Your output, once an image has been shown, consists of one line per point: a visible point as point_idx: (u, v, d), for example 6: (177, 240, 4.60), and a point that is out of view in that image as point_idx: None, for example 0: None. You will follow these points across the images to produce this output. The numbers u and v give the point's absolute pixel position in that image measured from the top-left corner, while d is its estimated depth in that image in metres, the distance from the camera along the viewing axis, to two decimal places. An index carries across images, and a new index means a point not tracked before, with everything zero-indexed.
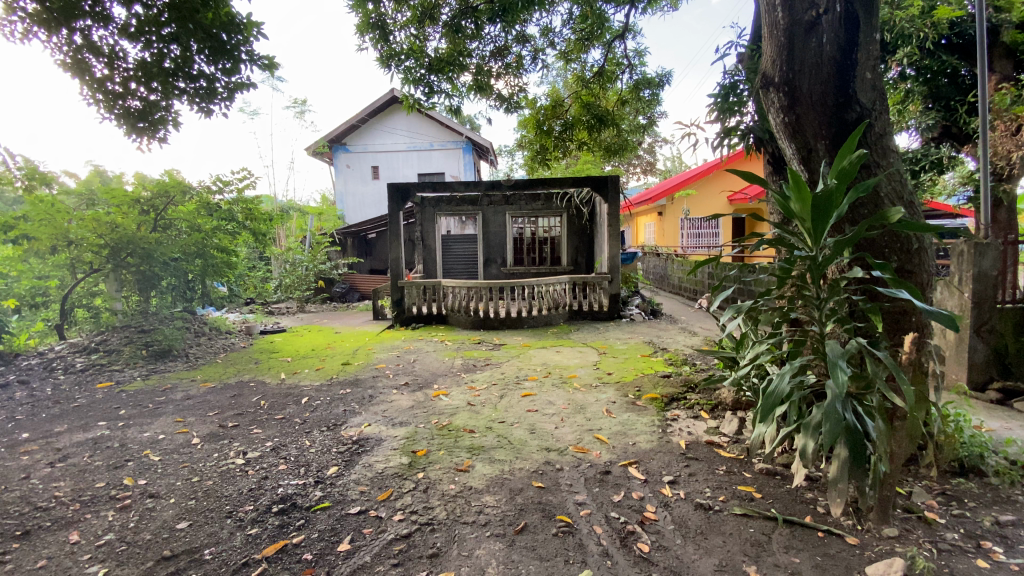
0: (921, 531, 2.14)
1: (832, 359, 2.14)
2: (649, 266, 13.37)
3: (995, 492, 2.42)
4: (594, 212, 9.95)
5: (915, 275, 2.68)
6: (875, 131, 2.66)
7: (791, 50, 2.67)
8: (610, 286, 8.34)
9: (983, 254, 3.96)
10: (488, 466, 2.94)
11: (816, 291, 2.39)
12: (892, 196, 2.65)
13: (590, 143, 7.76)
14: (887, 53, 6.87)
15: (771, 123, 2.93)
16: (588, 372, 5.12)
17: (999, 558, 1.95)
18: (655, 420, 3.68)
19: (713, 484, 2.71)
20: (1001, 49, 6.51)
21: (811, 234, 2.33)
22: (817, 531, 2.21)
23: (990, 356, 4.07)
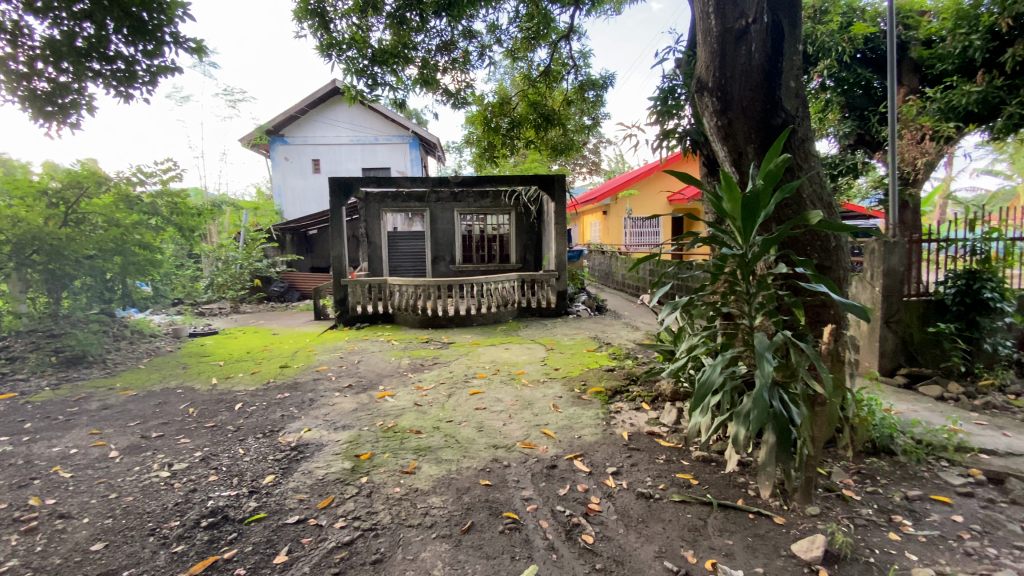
0: (840, 508, 2.32)
1: (760, 350, 2.28)
2: (595, 263, 13.68)
3: (903, 469, 2.65)
4: (542, 210, 10.06)
5: (833, 271, 2.90)
6: (798, 136, 2.84)
7: (722, 57, 2.77)
8: (558, 282, 8.50)
9: (892, 251, 4.34)
10: (435, 467, 2.90)
11: (746, 286, 2.54)
12: (813, 197, 2.85)
13: (537, 142, 7.83)
14: (810, 65, 7.40)
15: (705, 127, 3.06)
16: (535, 368, 5.17)
17: (908, 531, 2.14)
18: (599, 413, 3.77)
19: (654, 472, 2.81)
20: (906, 65, 7.16)
21: (740, 232, 2.46)
22: (748, 513, 2.35)
23: (898, 345, 4.46)
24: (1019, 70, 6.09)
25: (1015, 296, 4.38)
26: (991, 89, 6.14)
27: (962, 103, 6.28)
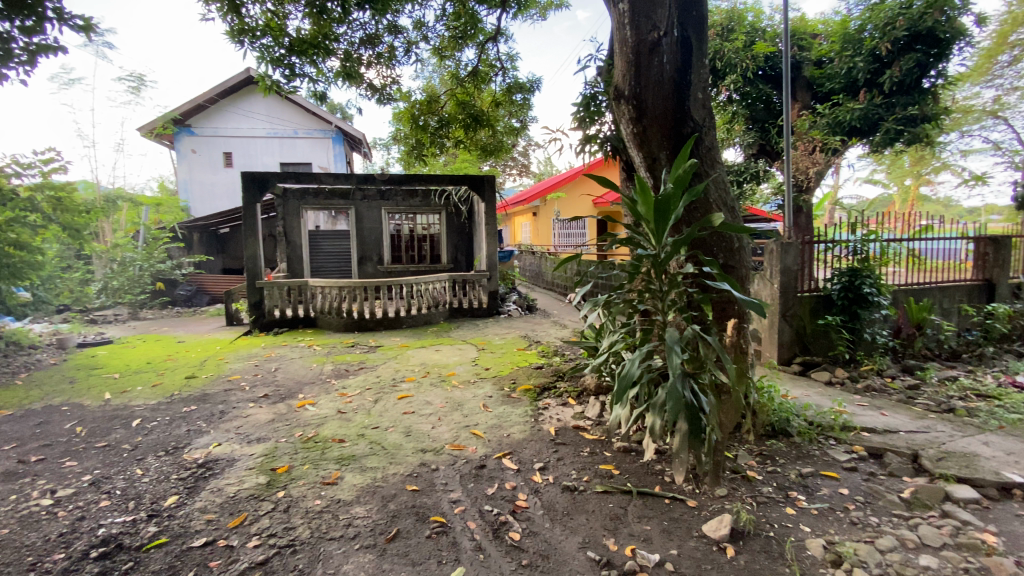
0: (744, 488, 2.52)
1: (671, 344, 2.43)
2: (525, 263, 13.88)
3: (798, 449, 2.93)
4: (473, 211, 10.06)
5: (736, 270, 3.15)
6: (705, 144, 3.05)
7: (637, 67, 2.91)
8: (489, 283, 8.55)
9: (787, 251, 4.80)
10: (359, 476, 2.80)
11: (660, 285, 2.70)
12: (719, 202, 3.08)
13: (466, 142, 7.81)
14: (718, 79, 7.98)
15: (622, 133, 3.21)
16: (466, 369, 5.14)
17: (802, 505, 2.36)
18: (528, 411, 3.82)
19: (578, 466, 2.90)
20: (800, 83, 7.93)
21: (654, 233, 2.61)
22: (664, 498, 2.49)
23: (794, 336, 4.93)
24: (893, 91, 6.92)
25: (888, 291, 4.97)
26: (869, 107, 6.94)
27: (847, 118, 7.06)
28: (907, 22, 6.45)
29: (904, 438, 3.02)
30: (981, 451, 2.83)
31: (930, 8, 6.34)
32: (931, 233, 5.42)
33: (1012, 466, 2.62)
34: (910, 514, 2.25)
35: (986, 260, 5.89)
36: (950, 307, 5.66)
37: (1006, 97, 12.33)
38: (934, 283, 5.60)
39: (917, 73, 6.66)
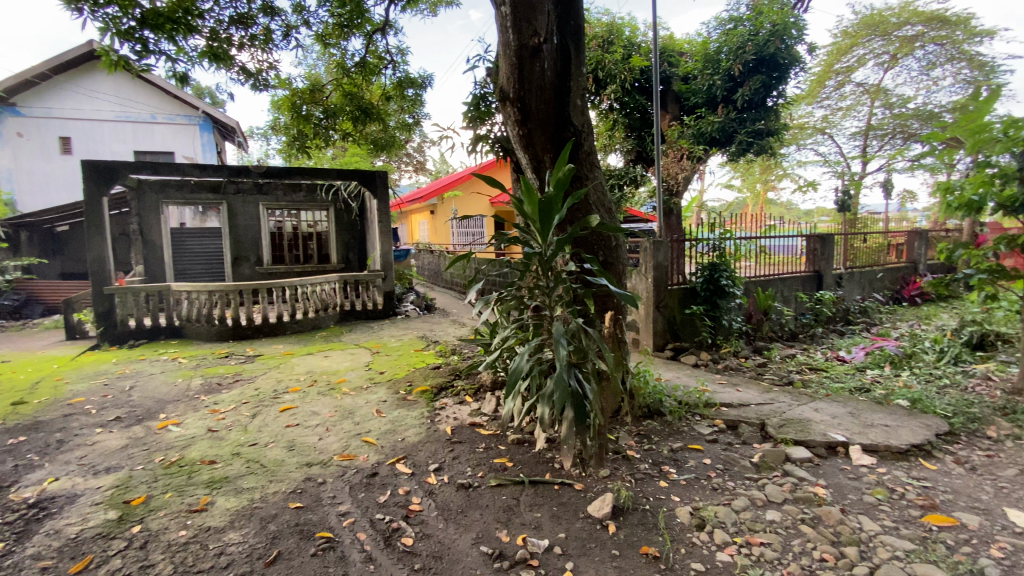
0: (625, 467, 2.73)
1: (557, 336, 2.56)
2: (423, 262, 13.64)
3: (670, 426, 3.25)
4: (364, 207, 9.64)
5: (615, 266, 3.40)
6: (584, 149, 3.24)
7: (521, 71, 3.00)
8: (383, 283, 8.28)
9: (658, 248, 5.30)
10: (234, 499, 2.56)
11: (546, 281, 2.83)
12: (597, 204, 3.30)
13: (356, 135, 7.47)
14: (600, 88, 8.54)
15: (509, 134, 3.32)
16: (358, 374, 4.93)
17: (673, 477, 2.62)
18: (424, 412, 3.77)
19: (473, 462, 2.93)
20: (670, 96, 8.72)
21: (539, 233, 2.71)
22: (554, 484, 2.61)
23: (666, 324, 5.45)
24: (744, 107, 7.87)
25: (741, 283, 5.68)
26: (726, 121, 7.86)
27: (708, 130, 7.92)
28: (754, 48, 7.42)
29: (755, 410, 3.47)
30: (812, 416, 3.35)
31: (771, 37, 7.34)
32: (775, 232, 6.29)
33: (834, 427, 3.12)
34: (759, 476, 2.59)
35: (816, 254, 6.97)
36: (789, 295, 6.61)
37: (830, 117, 14.69)
38: (777, 275, 6.50)
39: (762, 93, 7.65)
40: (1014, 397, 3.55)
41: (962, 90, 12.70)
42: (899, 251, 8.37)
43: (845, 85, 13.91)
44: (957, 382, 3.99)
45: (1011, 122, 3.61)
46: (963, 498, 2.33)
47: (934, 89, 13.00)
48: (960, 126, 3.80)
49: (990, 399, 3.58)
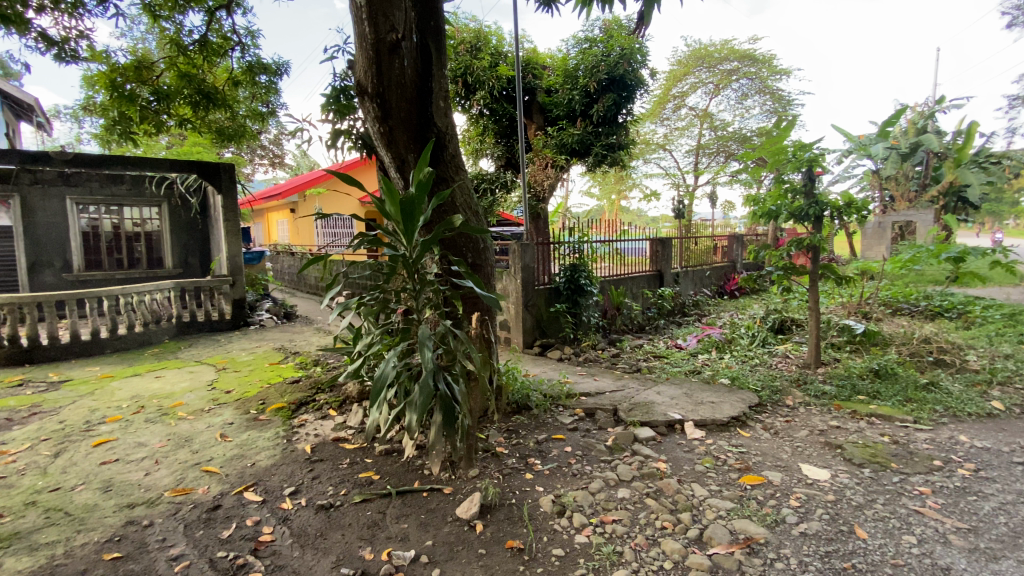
0: (493, 465, 2.77)
1: (422, 339, 2.51)
2: (282, 266, 12.49)
3: (536, 419, 3.38)
4: (206, 204, 8.46)
5: (484, 268, 3.45)
6: (449, 151, 3.25)
7: (378, 66, 2.90)
8: (232, 290, 7.39)
9: (525, 250, 5.52)
10: (22, 560, 2.05)
11: (412, 285, 2.74)
12: (464, 206, 3.34)
13: (196, 122, 6.57)
14: (470, 93, 8.69)
15: (370, 131, 3.20)
16: (199, 395, 4.32)
17: (538, 468, 2.72)
18: (279, 432, 3.43)
19: (336, 480, 2.73)
20: (536, 106, 9.18)
21: (403, 235, 2.63)
22: (422, 492, 2.54)
23: (534, 323, 5.70)
24: (600, 122, 8.55)
25: (597, 282, 6.17)
26: (584, 134, 8.47)
27: (569, 141, 8.45)
28: (607, 68, 8.09)
29: (609, 397, 3.79)
30: (656, 398, 3.75)
31: (621, 60, 8.08)
32: (627, 236, 6.99)
33: (673, 407, 3.53)
34: (613, 457, 2.82)
35: (658, 256, 7.84)
36: (637, 292, 7.35)
37: (669, 135, 16.73)
38: (627, 275, 7.17)
39: (614, 110, 8.39)
40: (803, 370, 4.36)
41: (766, 120, 15.38)
42: (722, 252, 9.82)
43: (681, 108, 15.97)
44: (764, 360, 4.79)
45: (800, 148, 4.43)
46: (768, 458, 2.79)
47: (746, 116, 15.55)
48: (766, 149, 4.55)
49: (787, 373, 4.36)
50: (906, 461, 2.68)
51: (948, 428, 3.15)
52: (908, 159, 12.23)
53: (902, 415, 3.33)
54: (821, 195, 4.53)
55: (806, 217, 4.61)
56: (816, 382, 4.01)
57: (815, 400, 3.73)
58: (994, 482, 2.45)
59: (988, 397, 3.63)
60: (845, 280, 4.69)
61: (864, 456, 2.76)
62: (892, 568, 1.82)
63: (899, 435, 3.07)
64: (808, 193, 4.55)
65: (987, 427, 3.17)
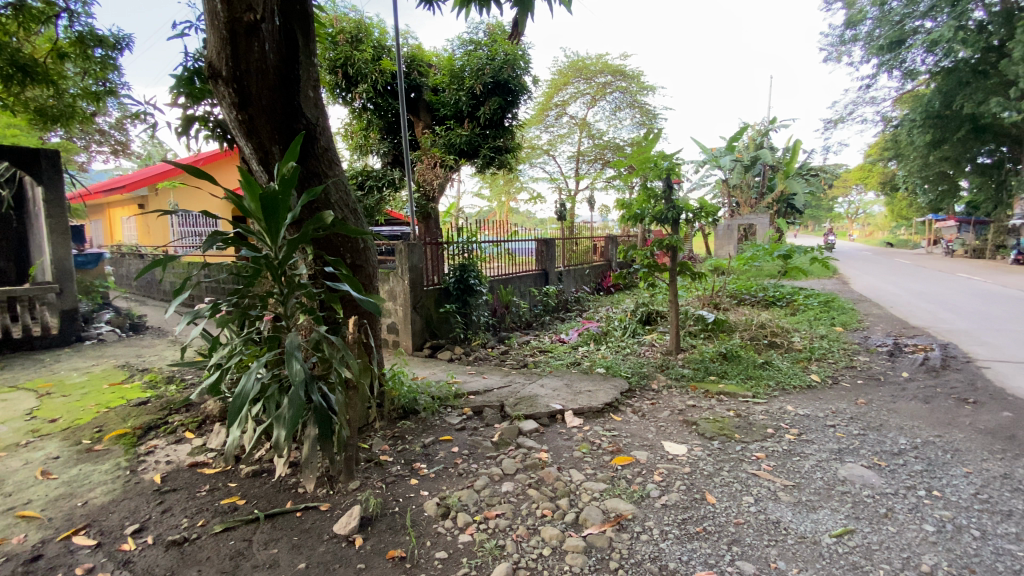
0: (375, 474, 2.66)
1: (290, 349, 2.32)
2: (128, 271, 10.82)
3: (423, 423, 3.31)
4: (23, 198, 7.03)
5: (364, 269, 3.31)
6: (320, 145, 3.08)
7: (234, 48, 2.63)
8: (60, 299, 6.25)
9: (412, 250, 5.38)
10: None
11: (279, 289, 2.52)
12: (340, 204, 3.19)
13: (5, 98, 5.41)
14: (351, 85, 8.26)
15: (226, 118, 2.90)
16: (12, 427, 3.56)
17: (423, 472, 2.67)
18: (121, 462, 2.96)
19: (192, 510, 2.43)
20: (422, 104, 9.05)
21: (268, 235, 2.41)
22: (295, 512, 2.36)
23: (423, 324, 5.58)
24: (487, 124, 8.64)
25: (486, 281, 6.23)
26: (471, 134, 8.50)
27: (457, 142, 8.42)
28: (491, 71, 8.19)
29: (496, 394, 3.84)
30: (540, 391, 3.90)
31: (505, 65, 8.24)
32: (516, 236, 7.20)
33: (555, 398, 3.70)
34: (498, 453, 2.87)
35: (543, 255, 8.15)
36: (524, 291, 7.57)
37: (552, 141, 17.52)
38: (515, 274, 7.35)
39: (500, 113, 8.50)
40: (667, 356, 4.84)
41: (636, 131, 16.80)
42: (600, 251, 10.53)
43: (562, 116, 16.83)
44: (635, 350, 5.23)
45: (664, 158, 4.90)
46: (637, 439, 3.05)
47: (619, 127, 16.87)
48: (636, 157, 4.94)
49: (654, 360, 4.80)
50: (746, 431, 3.10)
51: (778, 400, 3.71)
52: (749, 171, 14.21)
53: (744, 392, 3.85)
54: (678, 201, 5.08)
55: (666, 220, 5.11)
56: (677, 366, 4.48)
57: (676, 382, 4.16)
58: (811, 442, 2.93)
59: (808, 371, 4.35)
60: (699, 276, 5.27)
61: (714, 430, 3.13)
62: (734, 526, 2.09)
63: (742, 409, 3.54)
64: (667, 198, 5.06)
65: (807, 396, 3.79)
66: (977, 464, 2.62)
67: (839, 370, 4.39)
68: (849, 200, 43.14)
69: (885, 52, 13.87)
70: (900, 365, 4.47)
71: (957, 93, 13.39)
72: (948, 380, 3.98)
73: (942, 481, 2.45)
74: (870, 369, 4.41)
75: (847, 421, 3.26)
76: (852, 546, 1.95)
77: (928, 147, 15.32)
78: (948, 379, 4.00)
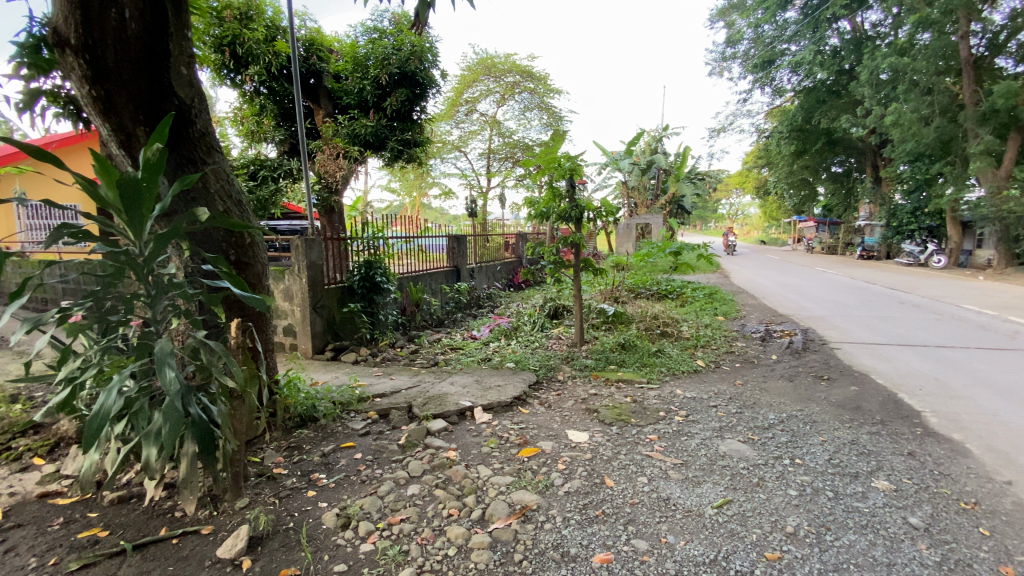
0: (267, 489, 2.46)
1: (160, 358, 2.05)
2: None
3: (323, 430, 3.12)
4: None
5: (252, 266, 3.11)
6: (197, 128, 2.80)
7: (85, 13, 2.33)
8: None
9: (311, 247, 5.06)
10: None
11: (146, 291, 2.22)
12: (221, 193, 2.96)
13: None
14: (240, 66, 7.51)
15: (76, 93, 2.54)
16: None
17: (322, 482, 2.52)
18: None
19: (41, 547, 2.07)
20: (323, 91, 8.53)
21: (130, 226, 2.11)
22: (172, 539, 2.11)
23: (324, 325, 5.27)
24: (394, 116, 8.32)
25: (394, 279, 6.01)
26: (377, 126, 8.12)
27: (362, 133, 8.02)
28: (398, 62, 7.89)
29: (403, 395, 3.73)
30: (448, 389, 3.86)
31: (412, 56, 7.95)
32: (426, 232, 7.06)
33: (464, 395, 3.68)
34: (404, 455, 2.79)
35: (454, 252, 8.08)
36: (436, 288, 7.44)
37: (463, 137, 17.44)
38: (425, 270, 7.20)
39: (407, 105, 8.21)
40: (573, 348, 5.03)
41: (544, 131, 17.26)
42: (510, 248, 10.69)
43: (472, 112, 16.82)
44: (542, 343, 5.38)
45: (568, 158, 5.07)
46: (543, 429, 3.13)
47: (528, 127, 17.24)
48: (543, 157, 5.05)
49: (560, 352, 4.97)
50: (642, 416, 3.32)
51: (669, 385, 4.02)
52: (646, 174, 15.25)
53: (640, 378, 4.12)
54: (580, 200, 5.30)
55: (570, 218, 5.31)
56: (580, 357, 4.68)
57: (580, 373, 4.34)
58: (697, 422, 3.21)
59: (695, 357, 4.76)
60: (600, 272, 5.54)
61: (613, 416, 3.31)
62: (630, 507, 2.22)
63: (638, 395, 3.78)
64: (571, 198, 5.25)
65: (694, 380, 4.15)
66: (830, 433, 3.04)
67: (721, 356, 4.85)
68: (730, 202, 47.99)
69: (759, 70, 15.55)
70: (770, 349, 5.05)
71: (816, 110, 15.38)
72: (808, 360, 4.57)
73: (802, 450, 2.80)
74: (745, 353, 4.93)
75: (727, 401, 3.61)
76: (729, 514, 2.16)
77: (793, 156, 17.48)
78: (808, 360, 4.59)
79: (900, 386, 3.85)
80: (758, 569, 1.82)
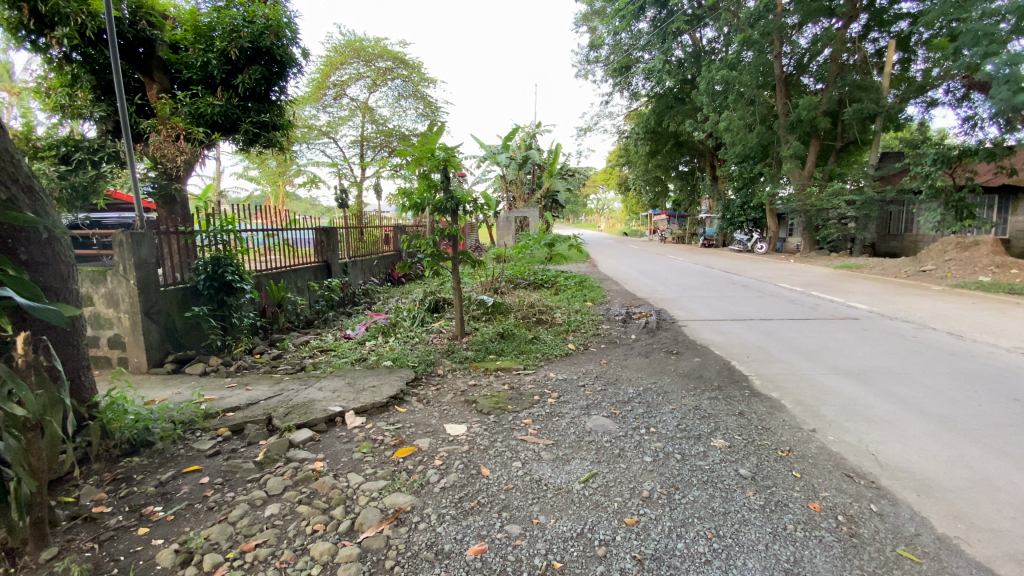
0: (84, 533, 2.06)
1: None
2: None
3: (160, 456, 2.71)
4: None
5: (51, 267, 2.56)
6: None
7: None
8: None
9: (140, 243, 4.34)
10: None
11: None
12: (3, 178, 2.37)
13: None
14: (44, 26, 6.06)
15: None
16: None
17: (157, 516, 2.17)
18: None
19: None
20: (156, 64, 7.33)
21: None
22: None
23: (161, 333, 4.57)
24: (247, 96, 7.41)
25: (250, 277, 5.33)
26: (226, 106, 7.15)
27: (208, 112, 7.01)
28: (249, 36, 7.01)
29: (261, 407, 3.38)
30: (315, 396, 3.58)
31: (266, 31, 7.11)
32: (294, 226, 6.62)
33: (334, 400, 3.44)
34: (261, 473, 2.52)
35: (323, 246, 7.54)
36: (302, 285, 6.87)
37: (332, 122, 16.33)
38: (289, 267, 6.61)
39: (263, 85, 7.35)
40: (452, 341, 5.00)
41: (420, 121, 16.92)
42: (388, 241, 10.36)
43: (341, 97, 15.79)
44: (421, 338, 5.27)
45: (443, 149, 4.97)
46: (420, 426, 3.06)
47: (403, 116, 16.77)
48: (417, 147, 4.87)
49: (439, 346, 4.91)
50: (517, 401, 3.42)
51: (544, 369, 4.20)
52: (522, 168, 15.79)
53: (516, 365, 4.26)
54: (456, 192, 5.24)
55: (446, 211, 5.23)
56: (460, 349, 4.68)
57: (460, 365, 4.33)
58: (567, 403, 3.39)
59: (566, 341, 5.04)
60: (477, 264, 5.59)
61: (490, 405, 3.35)
62: (504, 493, 2.26)
63: (515, 382, 3.89)
64: (446, 190, 5.18)
65: (566, 363, 4.38)
66: (678, 401, 3.42)
67: (589, 338, 5.19)
68: (597, 197, 51.87)
69: (618, 74, 16.97)
70: (630, 329, 5.54)
71: (666, 114, 17.23)
72: (661, 337, 5.10)
73: (655, 419, 3.11)
74: (609, 334, 5.34)
75: (593, 379, 3.90)
76: (594, 487, 2.31)
77: (648, 156, 19.45)
78: (661, 337, 5.12)
79: (734, 356, 4.45)
80: (619, 536, 1.96)
